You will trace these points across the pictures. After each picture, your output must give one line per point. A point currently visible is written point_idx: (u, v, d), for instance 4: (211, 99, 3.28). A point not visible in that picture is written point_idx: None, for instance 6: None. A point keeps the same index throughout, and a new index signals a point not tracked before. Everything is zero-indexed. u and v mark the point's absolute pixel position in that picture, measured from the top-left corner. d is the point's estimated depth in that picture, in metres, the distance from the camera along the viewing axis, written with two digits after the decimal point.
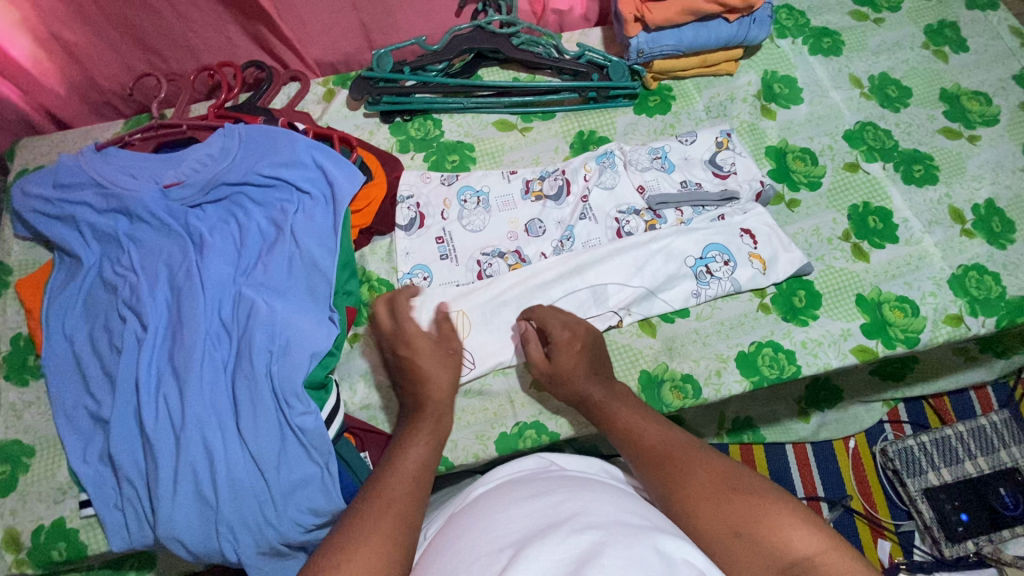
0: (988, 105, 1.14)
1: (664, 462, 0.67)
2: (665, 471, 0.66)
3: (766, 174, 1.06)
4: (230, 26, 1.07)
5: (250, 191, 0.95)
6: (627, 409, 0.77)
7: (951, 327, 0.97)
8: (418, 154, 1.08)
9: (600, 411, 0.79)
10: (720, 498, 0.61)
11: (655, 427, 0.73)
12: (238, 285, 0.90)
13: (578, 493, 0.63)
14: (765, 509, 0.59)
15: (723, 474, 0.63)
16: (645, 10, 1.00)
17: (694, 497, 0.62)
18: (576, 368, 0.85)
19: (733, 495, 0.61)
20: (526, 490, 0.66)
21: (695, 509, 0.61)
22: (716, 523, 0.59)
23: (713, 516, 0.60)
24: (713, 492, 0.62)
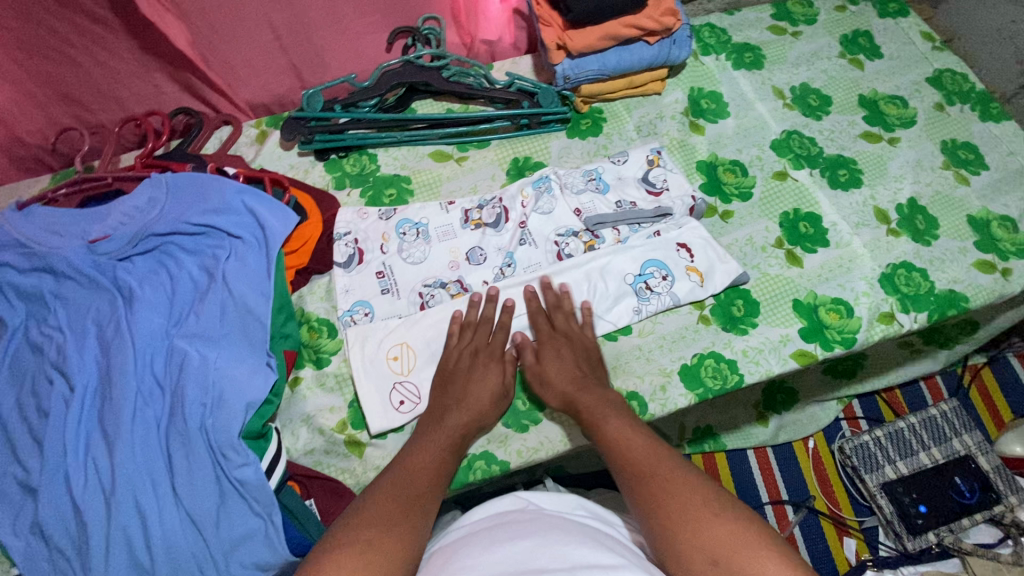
0: (905, 108, 1.19)
1: (650, 478, 0.68)
2: (647, 489, 0.67)
3: (698, 189, 1.09)
4: (157, 74, 1.06)
5: (180, 240, 0.94)
6: (618, 420, 0.79)
7: (885, 325, 1.00)
8: (354, 190, 1.07)
9: (591, 420, 0.81)
10: (700, 522, 0.61)
11: (642, 440, 0.75)
12: (171, 337, 0.88)
13: (549, 536, 0.63)
14: (744, 542, 0.58)
15: (706, 499, 0.63)
16: (567, 39, 1.02)
17: (677, 516, 0.62)
18: (564, 377, 0.88)
19: (713, 522, 0.61)
20: (499, 533, 0.65)
21: (677, 528, 0.61)
22: (696, 550, 0.59)
23: (693, 540, 0.60)
24: (694, 514, 0.62)
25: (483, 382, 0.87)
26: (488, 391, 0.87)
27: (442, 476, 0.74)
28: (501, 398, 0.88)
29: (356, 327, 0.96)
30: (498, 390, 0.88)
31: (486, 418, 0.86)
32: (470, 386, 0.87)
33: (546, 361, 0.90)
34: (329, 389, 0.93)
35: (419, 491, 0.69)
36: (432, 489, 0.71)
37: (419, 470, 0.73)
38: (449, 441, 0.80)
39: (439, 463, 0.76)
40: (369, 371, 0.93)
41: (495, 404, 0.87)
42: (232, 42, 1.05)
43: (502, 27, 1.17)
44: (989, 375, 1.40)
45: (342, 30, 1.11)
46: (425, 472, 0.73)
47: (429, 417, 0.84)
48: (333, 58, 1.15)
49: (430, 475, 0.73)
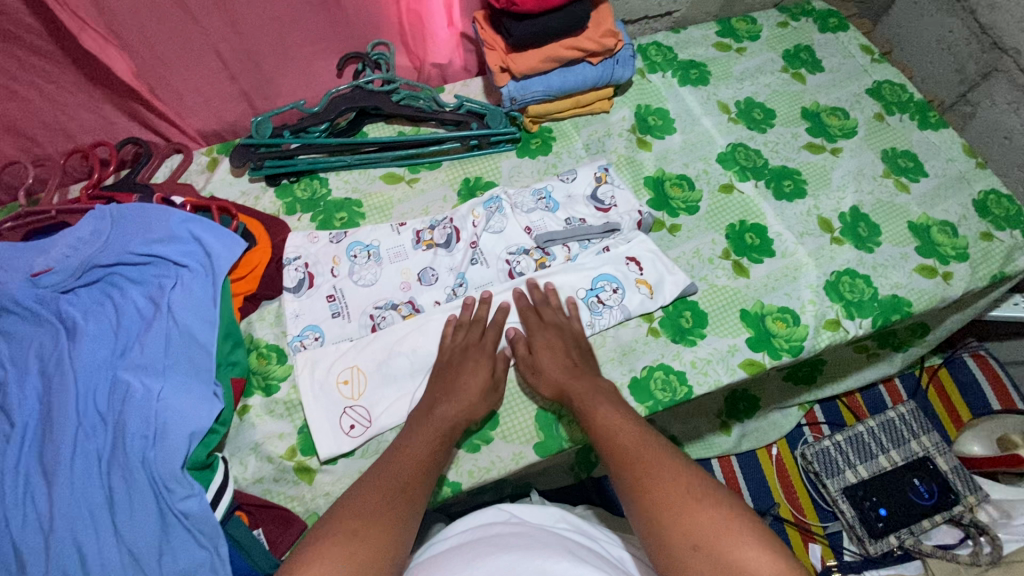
0: (846, 119, 1.22)
1: (635, 466, 0.71)
2: (635, 475, 0.70)
3: (646, 204, 1.11)
4: (104, 105, 1.06)
5: (124, 271, 0.93)
6: (609, 409, 0.81)
7: (831, 332, 1.02)
8: (305, 215, 1.08)
9: (582, 408, 0.83)
10: (682, 512, 0.64)
11: (631, 428, 0.77)
12: (115, 369, 0.87)
13: (532, 549, 0.70)
14: (725, 530, 0.61)
15: (689, 490, 0.66)
16: (510, 61, 1.04)
17: (660, 505, 0.66)
18: (560, 368, 0.89)
19: (695, 510, 0.64)
20: (485, 547, 0.72)
21: (660, 518, 0.65)
22: (678, 537, 0.63)
23: (676, 530, 0.63)
24: (676, 504, 0.65)
25: (472, 375, 0.88)
26: (478, 382, 0.88)
27: (430, 470, 0.77)
28: (489, 389, 0.89)
29: (305, 352, 0.96)
30: (488, 381, 0.89)
31: (476, 407, 0.86)
32: (460, 379, 0.88)
33: (540, 353, 0.91)
34: (278, 416, 0.93)
35: (406, 487, 0.72)
36: (419, 485, 0.74)
37: (407, 466, 0.76)
38: (439, 434, 0.81)
39: (428, 457, 0.78)
40: (319, 396, 0.93)
41: (484, 395, 0.88)
42: (180, 71, 1.05)
43: (451, 50, 1.18)
44: (946, 376, 1.43)
45: (292, 57, 1.12)
46: (412, 468, 0.76)
47: (421, 409, 0.86)
48: (285, 86, 1.16)
49: (418, 469, 0.76)
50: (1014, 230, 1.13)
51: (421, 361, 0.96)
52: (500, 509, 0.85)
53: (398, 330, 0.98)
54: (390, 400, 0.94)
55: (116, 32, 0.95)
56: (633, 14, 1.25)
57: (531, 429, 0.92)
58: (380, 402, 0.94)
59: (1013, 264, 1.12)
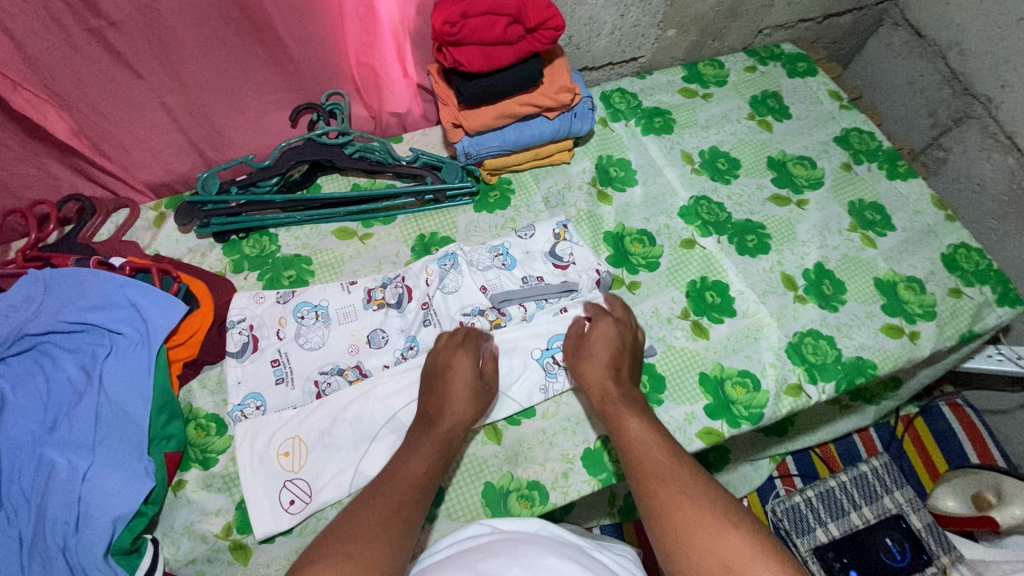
0: (813, 169, 1.20)
1: (668, 479, 0.72)
2: (665, 488, 0.71)
3: (605, 260, 1.09)
4: (46, 160, 1.01)
5: (56, 339, 0.90)
6: (641, 419, 0.82)
7: (792, 398, 0.98)
8: (252, 273, 1.05)
9: (612, 415, 0.84)
10: (717, 532, 0.65)
11: (660, 442, 0.78)
12: (41, 446, 0.83)
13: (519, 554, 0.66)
14: (757, 555, 0.63)
15: (721, 511, 0.67)
16: (463, 118, 1.01)
17: (689, 522, 0.67)
18: (603, 364, 0.89)
19: (728, 531, 0.65)
20: (477, 554, 0.67)
21: (689, 535, 0.66)
22: (706, 556, 0.64)
23: (710, 549, 0.64)
24: (710, 523, 0.66)
25: (462, 378, 0.87)
26: (465, 387, 0.87)
27: (430, 481, 0.76)
28: (480, 389, 0.88)
29: (245, 422, 0.92)
30: (475, 386, 0.87)
31: (468, 415, 0.85)
32: (450, 387, 0.86)
33: (593, 347, 0.92)
34: (215, 491, 0.89)
35: (407, 495, 0.72)
36: (421, 496, 0.73)
37: (405, 478, 0.75)
38: (433, 444, 0.81)
39: (426, 468, 0.77)
40: (257, 469, 0.89)
41: (475, 397, 0.87)
42: (125, 126, 1.02)
43: (409, 99, 1.16)
44: (922, 425, 1.39)
45: (243, 109, 1.09)
46: (412, 478, 0.75)
47: (419, 421, 0.85)
48: (237, 138, 1.13)
49: (418, 480, 0.75)
50: (983, 287, 1.11)
51: (364, 431, 0.92)
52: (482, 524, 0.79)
53: (341, 398, 0.94)
54: (332, 473, 0.90)
55: (53, 90, 0.92)
56: (596, 61, 1.23)
57: (477, 506, 0.88)
58: (321, 473, 0.90)
59: (982, 322, 1.09)
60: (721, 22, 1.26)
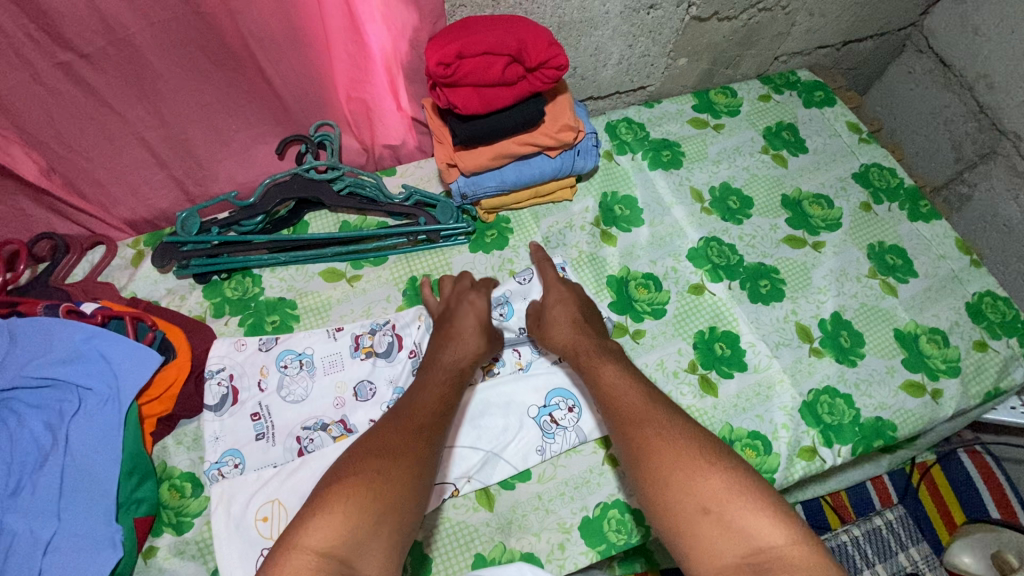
0: (830, 209, 1.13)
1: (644, 424, 0.72)
2: (645, 429, 0.72)
3: (608, 307, 1.02)
4: (17, 197, 0.95)
5: (21, 395, 0.84)
6: (615, 367, 0.82)
7: (806, 462, 0.92)
8: (233, 318, 0.99)
9: (587, 365, 0.84)
10: (695, 471, 0.66)
11: (639, 387, 0.78)
12: (1, 514, 0.78)
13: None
14: (735, 492, 0.63)
15: (701, 451, 0.68)
16: (458, 158, 0.95)
17: (666, 463, 0.67)
18: (568, 325, 0.90)
19: (704, 474, 0.65)
20: None
21: (669, 476, 0.66)
22: (686, 497, 0.64)
23: (688, 489, 0.65)
24: (688, 462, 0.67)
25: (467, 315, 0.89)
26: (474, 323, 0.88)
27: (447, 410, 0.79)
28: (488, 329, 0.90)
29: (222, 483, 0.86)
30: (485, 323, 0.89)
31: (479, 348, 0.87)
32: (454, 327, 0.88)
33: (551, 313, 0.92)
34: (189, 559, 0.83)
35: (423, 424, 0.75)
36: (436, 426, 0.76)
37: (419, 404, 0.78)
38: (445, 376, 0.83)
39: (439, 397, 0.80)
40: (232, 537, 0.83)
41: (482, 331, 0.88)
42: (100, 161, 0.96)
43: (403, 131, 1.10)
44: (939, 474, 1.33)
45: (227, 143, 1.03)
46: (425, 406, 0.78)
47: (422, 364, 0.86)
48: (221, 171, 1.07)
49: (434, 407, 0.78)
50: (1010, 339, 1.04)
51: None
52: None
53: (325, 457, 0.88)
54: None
55: (20, 127, 0.86)
56: (602, 90, 1.16)
57: None
58: None
59: (1009, 378, 1.02)
60: (735, 50, 1.19)
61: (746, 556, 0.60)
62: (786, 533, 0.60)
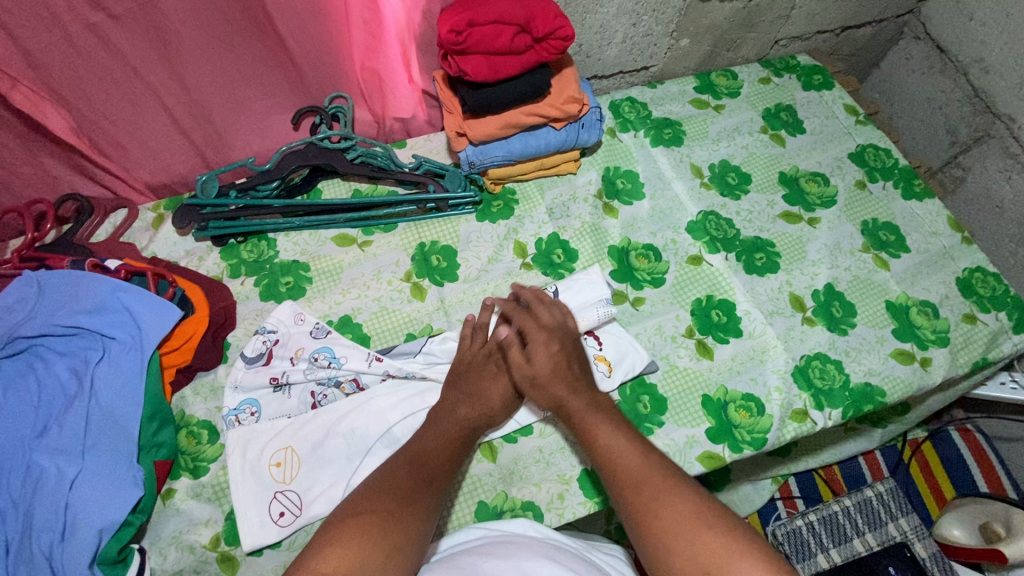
0: (826, 186, 1.17)
1: (639, 490, 0.70)
2: (641, 504, 0.69)
3: (608, 275, 1.05)
4: (45, 158, 1.01)
5: (50, 342, 0.89)
6: (604, 425, 0.80)
7: (797, 423, 0.96)
8: (249, 278, 1.03)
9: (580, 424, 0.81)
10: (692, 537, 0.64)
11: (633, 452, 0.75)
12: (31, 452, 0.82)
13: (510, 554, 0.67)
14: (731, 553, 0.62)
15: (697, 516, 0.66)
16: (467, 127, 0.99)
17: (666, 533, 0.66)
18: (565, 378, 0.85)
19: (701, 534, 0.64)
20: (471, 558, 0.68)
21: (672, 543, 0.65)
22: (687, 563, 0.63)
23: (688, 553, 0.64)
24: (686, 528, 0.65)
25: (494, 383, 0.88)
26: (501, 392, 0.88)
27: (455, 453, 0.81)
28: (511, 399, 0.89)
29: (240, 428, 0.91)
30: (508, 394, 0.89)
31: (497, 415, 0.87)
32: (479, 385, 0.88)
33: (536, 364, 0.86)
34: (205, 500, 0.87)
35: (436, 471, 0.76)
36: (444, 475, 0.77)
37: (431, 451, 0.79)
38: (456, 430, 0.83)
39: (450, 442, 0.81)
40: (248, 480, 0.87)
41: (507, 403, 0.88)
42: (125, 125, 1.01)
43: (414, 105, 1.14)
44: (930, 450, 1.37)
45: (245, 111, 1.08)
46: (437, 447, 0.80)
47: (438, 408, 0.86)
48: (238, 139, 1.11)
49: (445, 454, 0.79)
50: (999, 313, 1.07)
51: (358, 444, 0.90)
52: (473, 528, 0.79)
53: (340, 412, 0.92)
54: (324, 485, 0.88)
55: (53, 88, 0.91)
56: (607, 69, 1.21)
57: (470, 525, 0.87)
58: (314, 486, 0.88)
59: (997, 349, 1.05)
60: (736, 32, 1.23)
61: None
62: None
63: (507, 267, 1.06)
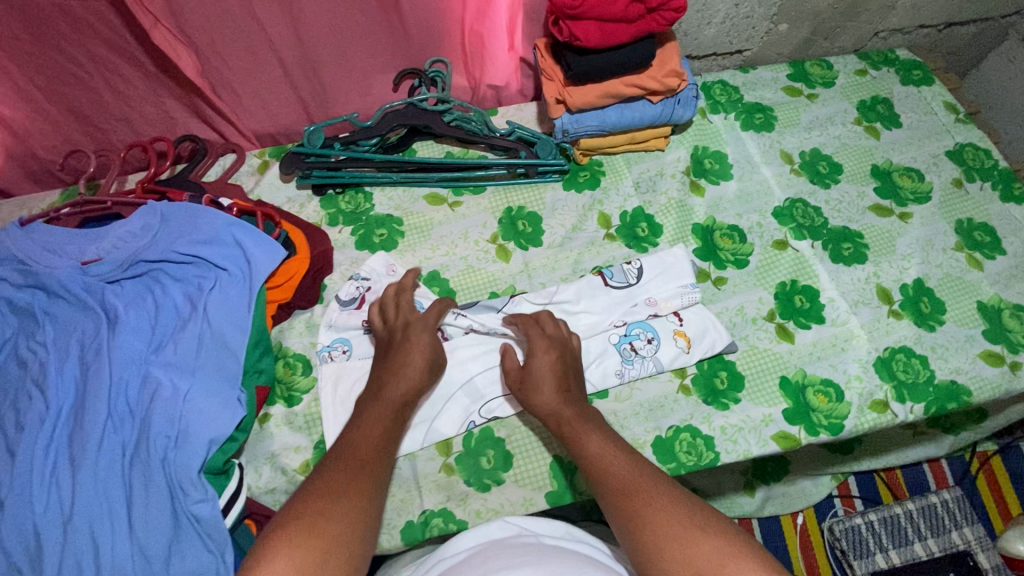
0: (920, 182, 1.14)
1: (632, 496, 0.70)
2: (637, 508, 0.69)
3: (692, 252, 1.06)
4: (166, 100, 1.09)
5: (168, 268, 0.96)
6: (597, 435, 0.80)
7: (877, 414, 0.94)
8: (346, 228, 1.09)
9: (572, 432, 0.82)
10: (686, 542, 0.64)
11: (627, 460, 0.76)
12: (148, 365, 0.89)
13: (541, 560, 0.68)
14: (727, 560, 0.61)
15: (689, 523, 0.66)
16: (566, 94, 1.01)
17: (659, 540, 0.65)
18: (552, 389, 0.86)
19: (697, 541, 0.63)
20: (491, 561, 0.69)
21: (663, 550, 0.64)
22: (683, 567, 0.62)
23: (679, 561, 0.62)
24: (678, 535, 0.65)
25: (410, 351, 0.88)
26: (417, 355, 0.88)
27: (387, 444, 0.78)
28: (434, 362, 0.89)
29: (332, 364, 0.96)
30: (431, 356, 0.89)
31: (424, 381, 0.87)
32: (404, 360, 0.87)
33: (534, 371, 0.88)
34: (297, 428, 0.93)
35: (367, 459, 0.74)
36: (376, 462, 0.75)
37: (364, 445, 0.76)
38: (388, 411, 0.82)
39: (382, 431, 0.79)
40: (338, 412, 0.92)
41: (427, 369, 0.88)
42: (241, 73, 1.07)
43: (509, 73, 1.17)
44: (999, 465, 1.33)
45: (351, 69, 1.12)
46: (370, 441, 0.77)
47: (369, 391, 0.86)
48: (341, 96, 1.17)
49: (376, 443, 0.77)
50: None
51: (441, 391, 0.94)
52: (507, 523, 0.80)
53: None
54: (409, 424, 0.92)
55: (185, 33, 0.97)
56: (701, 50, 1.21)
57: (544, 477, 0.90)
58: None
59: None
60: (837, 21, 1.21)
61: None
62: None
63: (590, 237, 1.08)
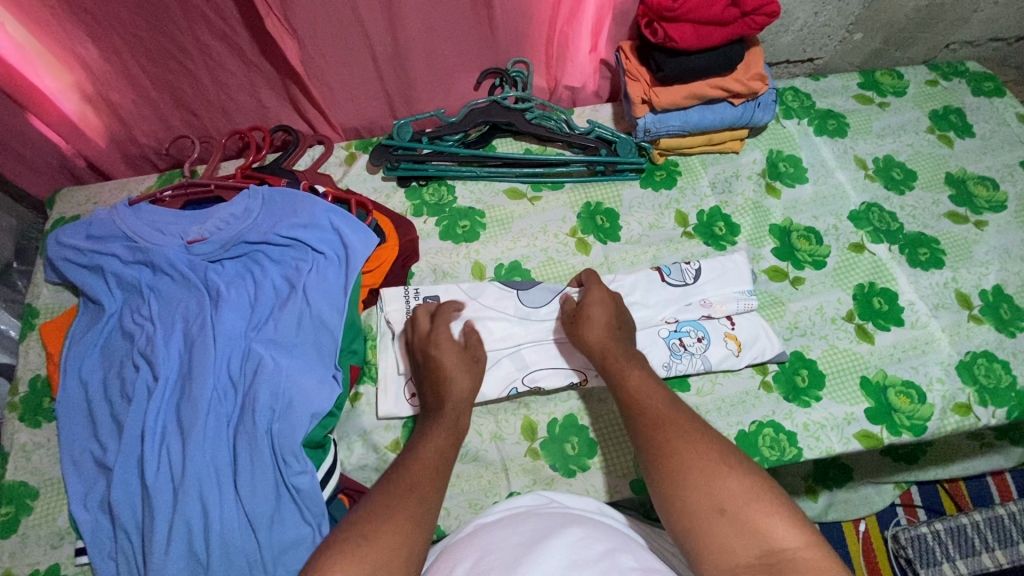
0: (995, 190, 1.15)
1: (661, 427, 0.71)
2: (666, 433, 0.70)
3: (770, 252, 1.08)
4: (262, 91, 1.14)
5: (268, 249, 1.00)
6: (638, 371, 0.81)
7: (960, 416, 0.95)
8: (431, 219, 1.12)
9: (612, 365, 0.84)
10: (711, 474, 0.63)
11: (663, 398, 0.76)
12: (249, 340, 0.93)
13: (563, 527, 0.66)
14: (751, 497, 0.61)
15: (716, 456, 0.65)
16: (653, 94, 1.04)
17: (685, 466, 0.65)
18: (601, 326, 0.89)
19: (724, 475, 0.63)
20: (512, 527, 0.67)
21: (686, 478, 0.64)
22: (701, 498, 0.62)
23: (700, 491, 0.62)
24: (706, 467, 0.64)
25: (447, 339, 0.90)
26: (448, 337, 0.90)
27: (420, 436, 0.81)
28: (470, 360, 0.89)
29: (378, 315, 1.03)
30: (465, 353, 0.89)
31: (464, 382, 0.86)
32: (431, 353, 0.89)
33: (589, 311, 0.91)
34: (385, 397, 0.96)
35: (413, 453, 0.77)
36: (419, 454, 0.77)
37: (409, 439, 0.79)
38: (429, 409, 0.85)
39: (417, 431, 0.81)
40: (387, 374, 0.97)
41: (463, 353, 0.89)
42: (335, 68, 1.11)
43: (588, 74, 1.21)
44: None
45: (438, 68, 1.16)
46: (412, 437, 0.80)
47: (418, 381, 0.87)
48: (425, 93, 1.21)
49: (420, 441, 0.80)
50: None
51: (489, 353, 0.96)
52: (538, 496, 0.79)
53: None
54: None
55: None
56: (775, 57, 1.24)
57: (630, 465, 0.92)
58: None
59: None
60: (911, 31, 1.23)
61: (761, 557, 0.57)
62: (803, 539, 0.57)
63: (667, 234, 1.10)
